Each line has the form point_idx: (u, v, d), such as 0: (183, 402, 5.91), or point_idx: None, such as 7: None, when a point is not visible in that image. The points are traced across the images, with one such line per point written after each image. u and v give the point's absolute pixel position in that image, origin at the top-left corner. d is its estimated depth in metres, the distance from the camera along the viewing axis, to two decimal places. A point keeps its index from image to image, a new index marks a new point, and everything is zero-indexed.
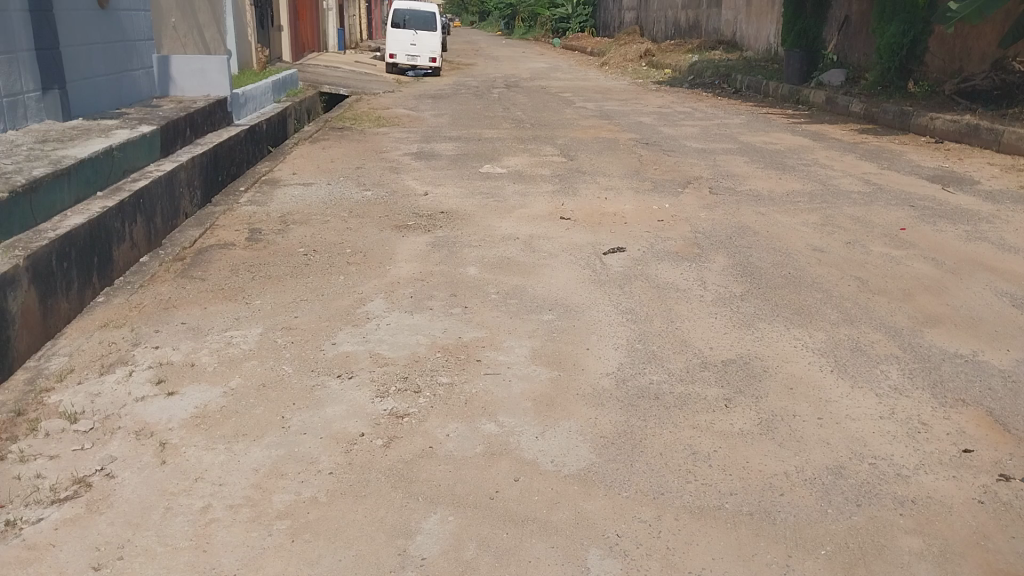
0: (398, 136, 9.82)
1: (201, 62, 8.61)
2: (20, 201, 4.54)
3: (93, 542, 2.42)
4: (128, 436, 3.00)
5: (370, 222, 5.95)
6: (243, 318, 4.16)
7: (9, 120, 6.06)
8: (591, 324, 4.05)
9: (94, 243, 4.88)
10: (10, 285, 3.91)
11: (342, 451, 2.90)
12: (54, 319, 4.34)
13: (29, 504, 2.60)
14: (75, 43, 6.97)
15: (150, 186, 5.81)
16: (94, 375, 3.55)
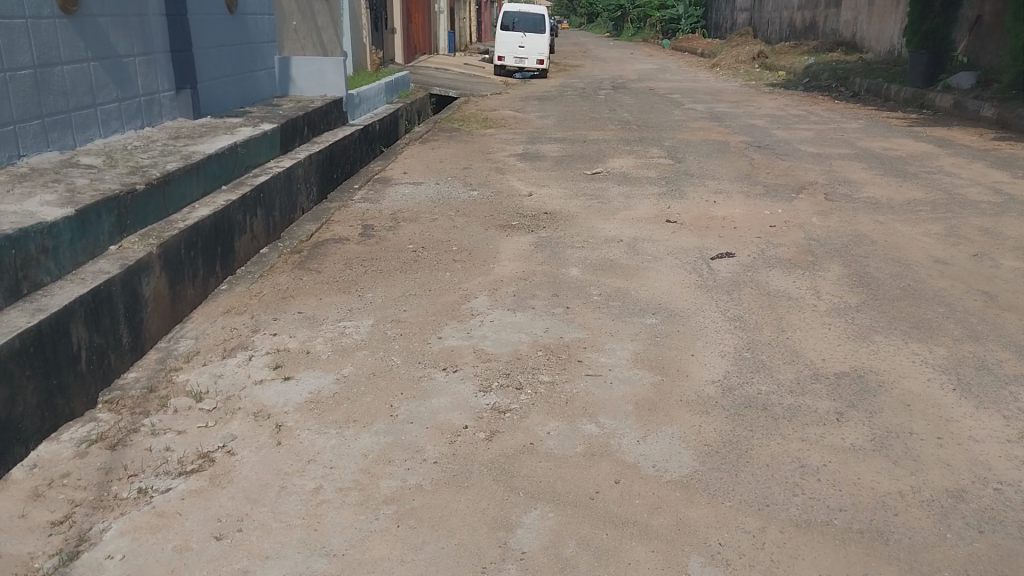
0: (505, 138, 9.94)
1: (319, 63, 8.97)
2: (154, 194, 4.87)
3: (215, 514, 2.56)
4: (247, 417, 3.17)
5: (476, 221, 6.05)
6: (355, 310, 4.32)
7: (146, 118, 6.49)
8: (697, 329, 3.99)
9: (218, 234, 5.18)
10: (144, 271, 4.25)
11: (446, 442, 2.97)
12: (181, 305, 4.65)
13: (159, 474, 2.79)
14: (205, 45, 7.40)
15: (270, 181, 6.10)
16: (217, 357, 3.77)
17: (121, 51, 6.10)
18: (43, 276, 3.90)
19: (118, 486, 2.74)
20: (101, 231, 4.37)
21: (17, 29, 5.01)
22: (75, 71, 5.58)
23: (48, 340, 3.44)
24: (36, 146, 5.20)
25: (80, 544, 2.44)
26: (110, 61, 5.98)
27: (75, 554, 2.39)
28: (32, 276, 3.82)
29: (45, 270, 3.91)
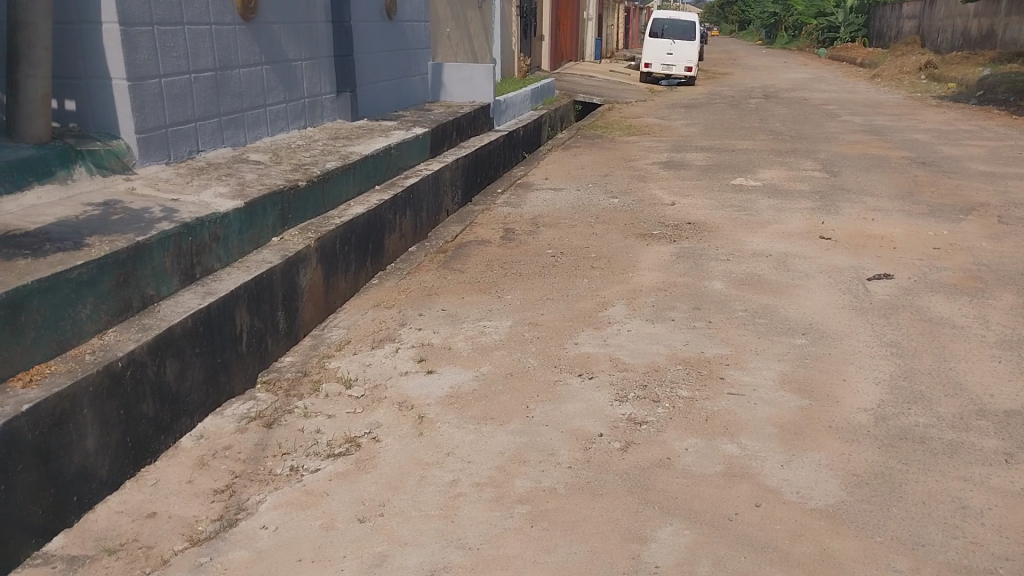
0: (648, 145, 9.83)
1: (470, 69, 9.24)
2: (314, 191, 5.18)
3: (359, 497, 2.68)
4: (392, 406, 3.30)
5: (617, 229, 6.02)
6: (495, 310, 4.40)
7: (309, 119, 6.90)
8: (848, 354, 3.79)
9: (370, 231, 5.45)
10: (302, 262, 4.58)
11: (581, 448, 2.97)
12: (333, 296, 4.98)
13: (309, 454, 2.96)
14: (365, 51, 7.76)
15: (419, 183, 6.34)
16: (366, 348, 3.95)
17: (290, 56, 6.52)
18: (214, 262, 4.26)
19: (272, 462, 2.93)
20: (266, 223, 4.70)
21: (204, 34, 5.46)
22: (250, 73, 6.01)
23: (216, 321, 3.83)
24: (213, 142, 5.64)
25: (238, 513, 2.63)
26: (280, 65, 6.41)
27: (234, 521, 2.58)
28: (204, 263, 4.19)
29: (216, 257, 4.28)
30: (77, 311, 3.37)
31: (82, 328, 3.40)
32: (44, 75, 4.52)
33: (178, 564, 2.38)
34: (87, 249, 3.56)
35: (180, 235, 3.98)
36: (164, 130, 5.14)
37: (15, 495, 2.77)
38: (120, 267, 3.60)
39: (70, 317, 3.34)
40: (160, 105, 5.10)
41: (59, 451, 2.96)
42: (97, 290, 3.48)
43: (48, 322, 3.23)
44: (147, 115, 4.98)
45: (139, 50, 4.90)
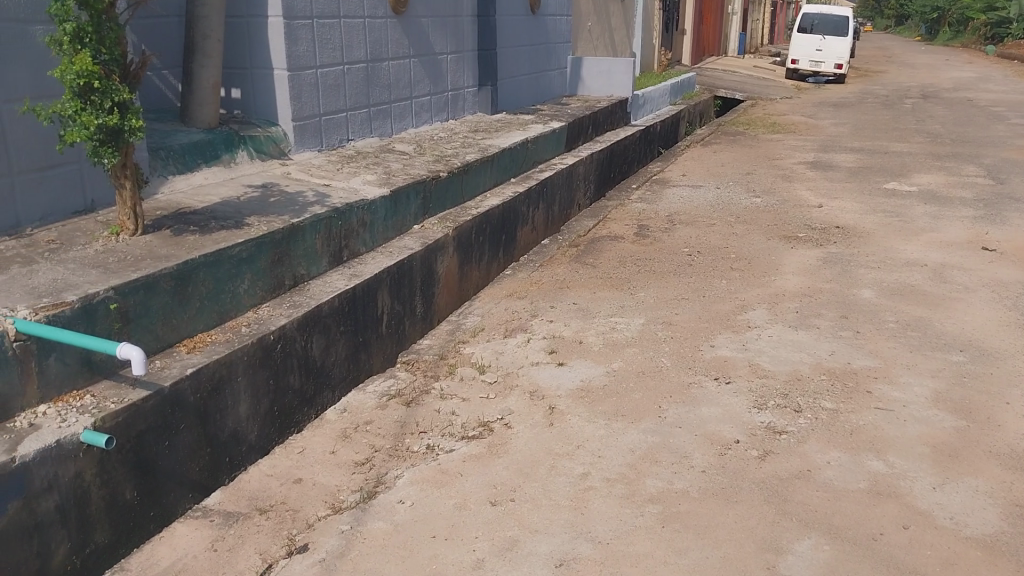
0: (793, 145, 9.44)
1: (610, 64, 9.18)
2: (454, 181, 5.32)
3: (491, 481, 2.74)
4: (524, 394, 3.35)
5: (758, 230, 5.83)
6: (629, 307, 4.37)
7: (451, 111, 7.07)
8: (1013, 375, 3.51)
9: (504, 223, 5.54)
10: (439, 251, 4.74)
11: (715, 452, 2.91)
12: (466, 285, 5.13)
13: (445, 435, 3.05)
14: (508, 44, 7.86)
15: (554, 176, 6.37)
16: (499, 336, 4.02)
17: (436, 49, 6.70)
18: (359, 246, 4.46)
19: (410, 440, 3.03)
20: (409, 211, 4.87)
21: (358, 27, 5.69)
22: (398, 65, 6.22)
23: (358, 302, 4.03)
24: (362, 131, 5.90)
25: (377, 486, 2.74)
26: (427, 57, 6.60)
27: (373, 494, 2.69)
28: (351, 246, 4.39)
29: (361, 241, 4.47)
30: (237, 285, 3.62)
31: (240, 301, 3.65)
32: (215, 65, 4.86)
33: (322, 529, 2.51)
34: (248, 228, 3.82)
35: (331, 219, 4.19)
36: (318, 119, 5.42)
37: (177, 452, 3.09)
38: (276, 246, 3.83)
39: (231, 290, 3.59)
40: (316, 94, 5.37)
41: (216, 414, 3.24)
42: (255, 267, 3.72)
43: (212, 294, 3.48)
44: (303, 104, 5.26)
45: (299, 42, 5.17)
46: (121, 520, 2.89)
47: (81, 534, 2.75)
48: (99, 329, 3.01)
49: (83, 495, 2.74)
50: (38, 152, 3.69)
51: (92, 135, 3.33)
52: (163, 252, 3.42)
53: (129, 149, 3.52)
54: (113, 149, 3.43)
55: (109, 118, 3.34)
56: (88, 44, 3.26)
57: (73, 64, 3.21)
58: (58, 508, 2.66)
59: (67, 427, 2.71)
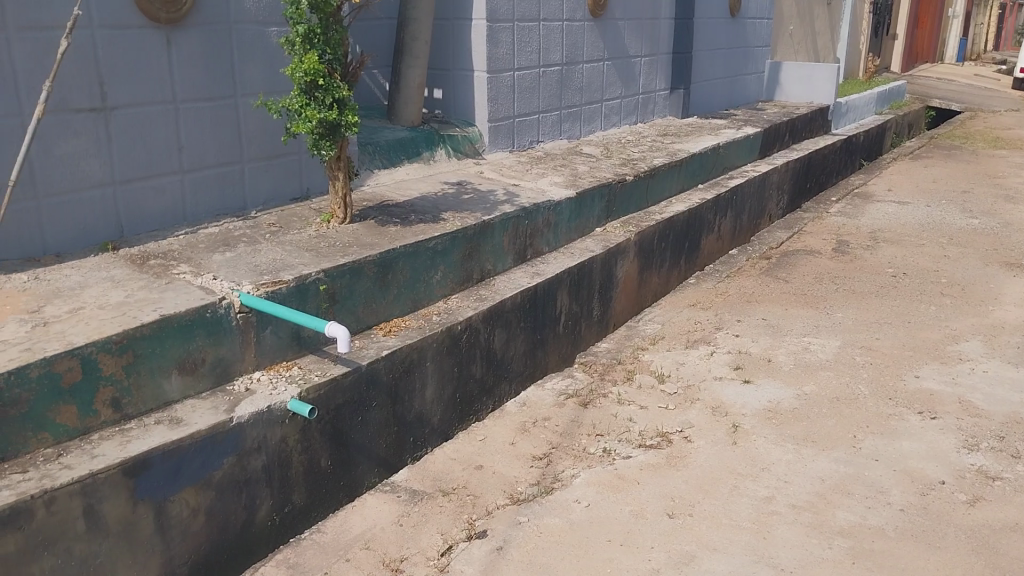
0: (1020, 162, 8.54)
1: (812, 69, 8.75)
2: (640, 185, 5.28)
3: (669, 493, 2.69)
4: (706, 409, 3.26)
5: (975, 255, 5.33)
6: (823, 327, 4.14)
7: (641, 114, 7.02)
8: None
9: (689, 230, 5.43)
10: (621, 255, 4.73)
11: (916, 492, 2.70)
12: (645, 291, 5.08)
13: (623, 441, 3.03)
14: (704, 48, 7.67)
15: (745, 184, 6.16)
16: (681, 346, 3.94)
17: (631, 52, 6.67)
18: (544, 245, 4.54)
19: (588, 441, 3.05)
20: (593, 214, 4.90)
21: (556, 30, 5.78)
22: (592, 69, 6.26)
23: (539, 300, 4.11)
24: (553, 133, 5.99)
25: (554, 483, 2.78)
26: (621, 61, 6.58)
27: (551, 490, 2.73)
28: (536, 245, 4.47)
29: (546, 240, 4.55)
30: (431, 276, 3.79)
31: (433, 291, 3.82)
32: (422, 66, 5.11)
33: (501, 518, 2.58)
34: (443, 223, 3.99)
35: (519, 218, 4.29)
36: (512, 120, 5.57)
37: (368, 427, 3.30)
38: (467, 241, 3.97)
39: (425, 280, 3.77)
40: (512, 96, 5.51)
41: (404, 396, 3.42)
42: (448, 260, 3.88)
43: (407, 283, 3.68)
44: (500, 105, 5.42)
45: (500, 45, 5.32)
46: (316, 485, 3.13)
47: (282, 493, 3.00)
48: (309, 307, 3.27)
49: (287, 459, 3.00)
50: (266, 143, 4.06)
51: (313, 129, 3.62)
52: (368, 241, 3.66)
53: (344, 143, 3.79)
54: (331, 142, 3.71)
55: (329, 113, 3.61)
56: (317, 44, 3.54)
57: (302, 62, 3.51)
58: (265, 467, 2.92)
59: (278, 394, 2.97)
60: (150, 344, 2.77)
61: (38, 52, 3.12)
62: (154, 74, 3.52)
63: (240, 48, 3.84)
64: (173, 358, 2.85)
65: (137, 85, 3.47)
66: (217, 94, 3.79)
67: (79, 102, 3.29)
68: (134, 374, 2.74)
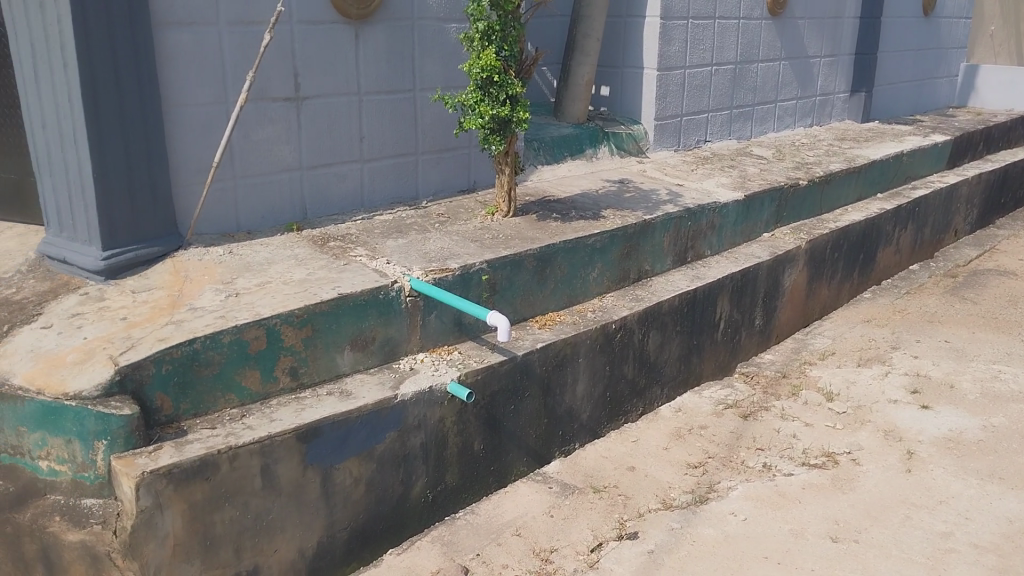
0: None
1: (1014, 73, 8.06)
2: (813, 191, 5.03)
3: (833, 516, 2.55)
4: (877, 432, 3.07)
5: None
6: (1016, 356, 3.79)
7: (816, 117, 6.69)
8: None
9: (864, 241, 5.12)
10: (789, 263, 4.53)
11: None
12: (813, 302, 4.84)
13: (784, 458, 2.91)
14: (892, 49, 7.19)
15: (930, 195, 5.73)
16: (852, 364, 3.72)
17: (809, 52, 6.36)
18: (706, 248, 4.42)
19: (746, 454, 2.95)
20: (761, 218, 4.71)
21: (731, 28, 5.61)
22: (767, 69, 6.02)
23: (699, 304, 4.02)
24: (720, 133, 5.82)
25: (709, 492, 2.71)
26: (798, 61, 6.29)
27: (705, 499, 2.66)
28: (698, 247, 4.37)
29: (709, 243, 4.43)
30: (589, 272, 3.79)
31: (589, 287, 3.82)
32: (592, 63, 5.10)
33: (653, 521, 2.55)
34: (605, 220, 3.97)
35: (682, 219, 4.20)
36: (679, 119, 5.46)
37: (520, 417, 3.35)
38: (628, 239, 3.94)
39: (582, 276, 3.77)
40: (681, 95, 5.40)
41: (556, 389, 3.45)
42: (606, 258, 3.86)
43: (565, 278, 3.70)
44: (668, 104, 5.33)
45: (672, 43, 5.22)
46: (468, 467, 3.21)
47: (436, 472, 3.11)
48: (471, 296, 3.35)
49: (442, 439, 3.10)
50: (439, 135, 4.21)
51: (485, 124, 3.70)
52: (530, 235, 3.70)
53: (513, 139, 3.85)
54: (500, 137, 3.78)
55: (502, 109, 3.68)
56: (494, 41, 3.62)
57: (480, 58, 3.60)
58: (423, 445, 3.04)
59: (438, 376, 3.08)
60: (327, 320, 2.94)
61: (244, 45, 3.39)
62: (342, 67, 3.73)
63: (422, 43, 4.00)
64: (346, 335, 3.01)
65: (327, 78, 3.69)
66: (398, 88, 3.96)
67: (277, 92, 3.54)
68: (312, 347, 2.92)
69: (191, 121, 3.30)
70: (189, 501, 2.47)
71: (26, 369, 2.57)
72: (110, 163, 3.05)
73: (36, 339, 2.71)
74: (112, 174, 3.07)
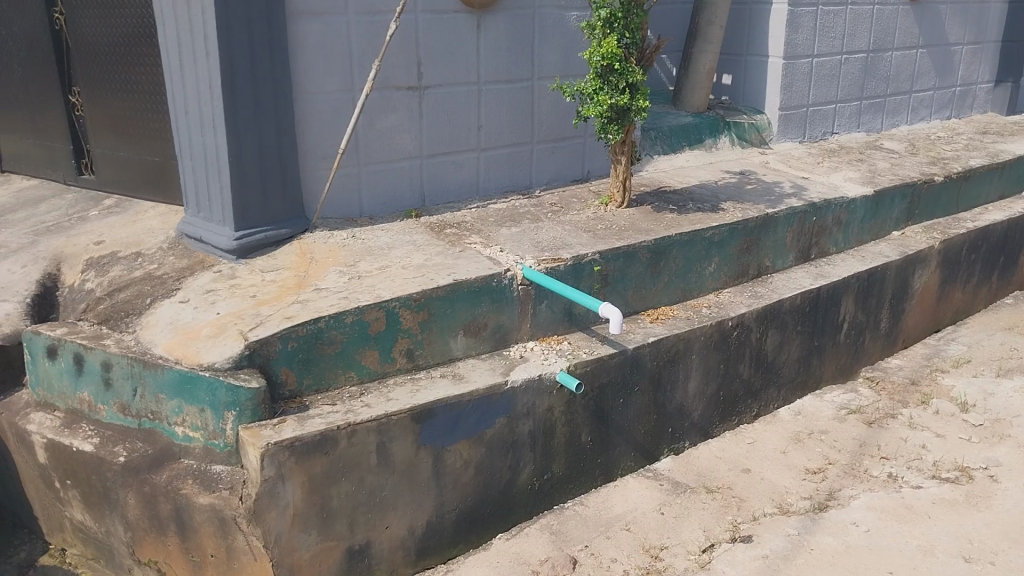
0: None
1: None
2: (951, 188, 4.73)
3: (966, 534, 2.43)
4: (1018, 449, 2.89)
5: None
6: None
7: (955, 108, 6.27)
8: None
9: (1005, 242, 4.78)
10: (921, 263, 4.28)
11: None
12: (945, 306, 4.56)
13: (912, 469, 2.78)
14: None
15: None
16: (990, 374, 3.49)
17: (951, 39, 5.96)
18: (831, 245, 4.23)
19: (870, 463, 2.82)
20: (891, 215, 4.46)
21: (865, 14, 5.32)
22: (902, 57, 5.68)
23: (821, 304, 3.86)
24: (849, 124, 5.55)
25: (829, 500, 2.61)
26: (937, 48, 5.91)
27: (825, 507, 2.57)
28: (822, 244, 4.18)
29: (833, 241, 4.23)
30: (705, 266, 3.70)
31: (705, 282, 3.72)
32: (714, 50, 4.96)
33: (768, 526, 2.48)
34: (724, 213, 3.85)
35: (806, 214, 4.03)
36: (805, 109, 5.23)
37: (630, 410, 3.31)
38: (747, 234, 3.82)
39: (698, 271, 3.68)
40: (808, 84, 5.18)
41: (668, 385, 3.39)
42: (724, 252, 3.75)
43: (681, 272, 3.62)
44: (793, 93, 5.12)
45: (800, 30, 5.01)
46: (576, 458, 3.21)
47: (543, 461, 3.12)
48: (583, 286, 3.33)
49: (551, 429, 3.10)
50: (556, 124, 4.20)
51: (603, 113, 3.65)
52: (645, 226, 3.64)
53: (630, 127, 3.79)
54: (618, 126, 3.72)
55: (621, 97, 3.62)
56: (616, 28, 3.57)
57: (601, 47, 3.56)
58: (531, 433, 3.05)
59: (549, 365, 3.07)
60: (442, 305, 2.99)
61: (371, 34, 3.47)
62: (463, 56, 3.77)
63: (541, 32, 3.99)
64: (460, 320, 3.05)
65: (448, 67, 3.74)
66: (517, 76, 3.97)
67: (399, 81, 3.61)
68: (427, 331, 2.98)
69: (319, 108, 3.42)
70: (309, 473, 2.57)
71: (166, 340, 2.75)
72: (244, 148, 3.20)
73: (174, 312, 2.88)
74: (246, 158, 3.22)
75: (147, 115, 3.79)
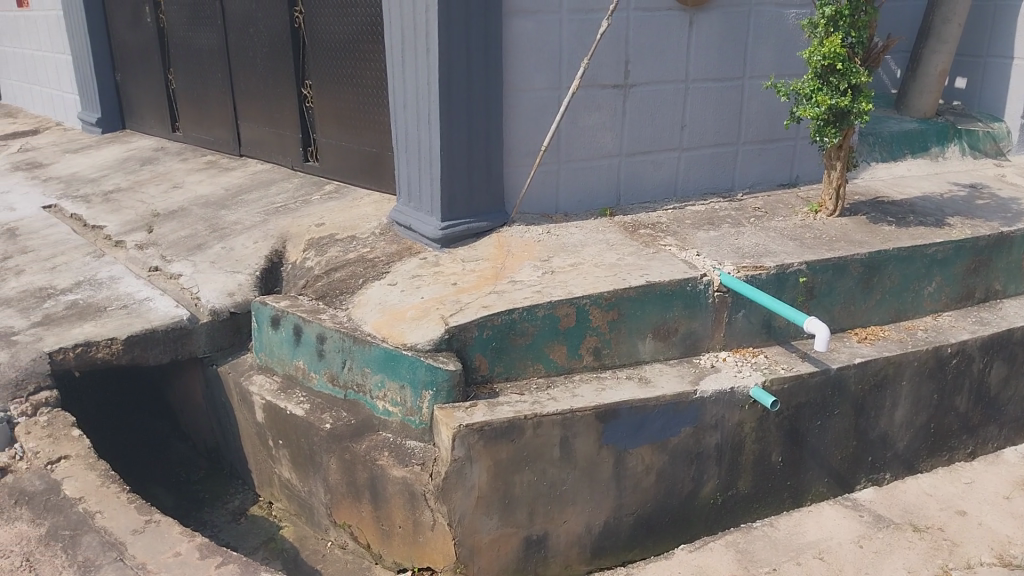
0: None
1: None
2: None
3: None
4: None
5: None
6: None
7: None
8: None
9: None
10: None
11: None
12: None
13: None
14: None
15: None
16: None
17: None
18: None
19: None
20: None
21: None
22: None
23: None
24: None
25: None
26: None
27: None
28: None
29: None
30: (924, 286, 3.39)
31: (922, 303, 3.42)
32: (949, 51, 4.53)
33: None
34: (950, 228, 3.52)
35: None
36: None
37: (827, 434, 3.11)
38: (976, 253, 3.46)
39: (915, 290, 3.39)
40: None
41: (872, 411, 3.16)
42: (947, 271, 3.43)
43: (896, 289, 3.35)
44: None
45: None
46: (763, 477, 3.07)
47: (729, 476, 3.01)
48: (785, 297, 3.17)
49: (739, 443, 2.98)
50: (764, 125, 4.03)
51: (820, 115, 3.45)
52: (858, 238, 3.41)
53: (849, 131, 3.54)
54: (835, 129, 3.50)
55: (841, 99, 3.41)
56: (842, 27, 3.34)
57: (823, 46, 3.35)
58: (718, 446, 2.95)
59: (742, 378, 2.95)
60: (635, 306, 2.96)
61: (583, 32, 3.48)
62: (674, 54, 3.70)
63: (757, 29, 3.83)
64: (651, 322, 3.01)
65: (657, 65, 3.69)
66: (727, 75, 3.85)
67: (607, 79, 3.60)
68: (617, 330, 2.96)
69: (528, 104, 3.48)
70: (495, 458, 2.65)
71: (375, 318, 2.93)
72: (455, 141, 3.34)
73: (383, 294, 3.07)
74: (456, 151, 3.36)
75: (369, 108, 4.05)
